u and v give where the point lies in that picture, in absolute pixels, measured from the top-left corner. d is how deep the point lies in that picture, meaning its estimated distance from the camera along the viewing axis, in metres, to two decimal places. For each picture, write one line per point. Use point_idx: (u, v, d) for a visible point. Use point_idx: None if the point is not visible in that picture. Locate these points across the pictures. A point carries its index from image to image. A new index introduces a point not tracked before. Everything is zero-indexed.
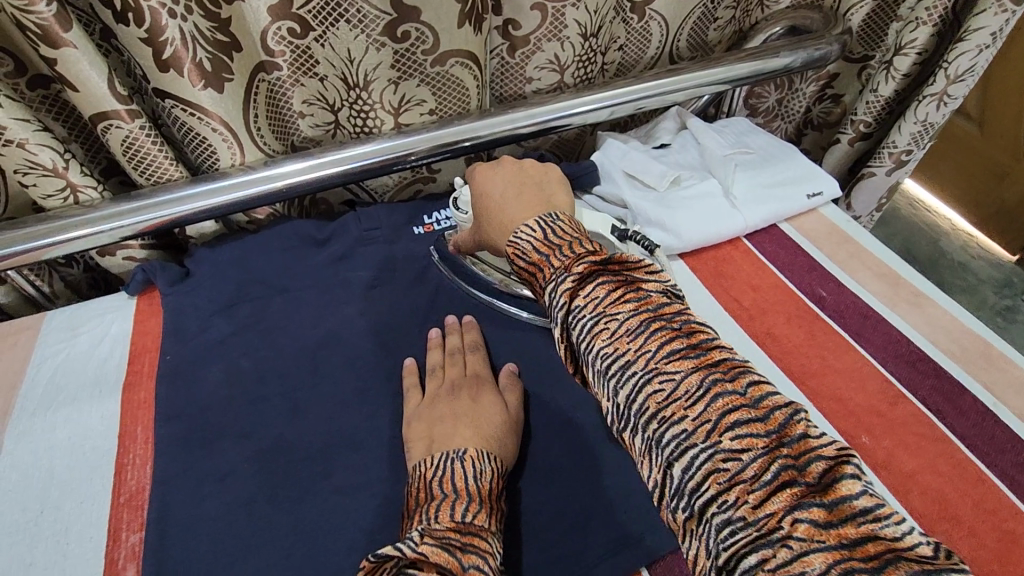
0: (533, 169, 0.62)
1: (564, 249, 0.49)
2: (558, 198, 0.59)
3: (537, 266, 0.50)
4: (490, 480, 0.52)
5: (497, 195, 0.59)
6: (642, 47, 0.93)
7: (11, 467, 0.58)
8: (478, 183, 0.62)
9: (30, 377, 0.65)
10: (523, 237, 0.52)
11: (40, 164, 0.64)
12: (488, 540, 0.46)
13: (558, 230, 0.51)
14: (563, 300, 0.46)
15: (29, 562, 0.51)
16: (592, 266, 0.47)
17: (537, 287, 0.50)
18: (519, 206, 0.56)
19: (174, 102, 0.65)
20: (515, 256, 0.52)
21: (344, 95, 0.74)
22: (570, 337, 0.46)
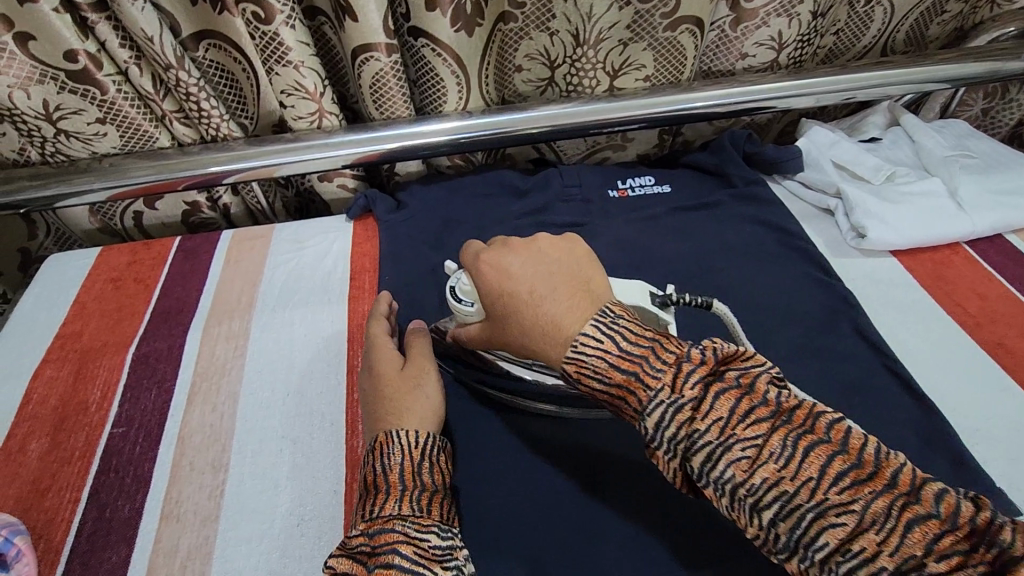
0: (551, 248, 0.51)
1: (652, 360, 0.40)
2: (597, 283, 0.48)
3: (623, 388, 0.41)
4: (403, 458, 0.47)
5: (525, 291, 0.47)
6: (858, 34, 0.88)
7: (258, 352, 0.64)
8: (495, 275, 0.50)
9: (267, 278, 0.72)
10: (589, 352, 0.42)
11: (304, 87, 0.71)
12: (400, 526, 0.43)
13: (626, 335, 0.42)
14: (679, 431, 0.38)
15: (281, 435, 0.57)
16: (703, 382, 0.39)
17: (628, 411, 0.41)
18: (562, 300, 0.45)
19: (426, 41, 0.70)
20: (585, 377, 0.42)
21: (569, 51, 0.76)
22: (688, 466, 0.38)
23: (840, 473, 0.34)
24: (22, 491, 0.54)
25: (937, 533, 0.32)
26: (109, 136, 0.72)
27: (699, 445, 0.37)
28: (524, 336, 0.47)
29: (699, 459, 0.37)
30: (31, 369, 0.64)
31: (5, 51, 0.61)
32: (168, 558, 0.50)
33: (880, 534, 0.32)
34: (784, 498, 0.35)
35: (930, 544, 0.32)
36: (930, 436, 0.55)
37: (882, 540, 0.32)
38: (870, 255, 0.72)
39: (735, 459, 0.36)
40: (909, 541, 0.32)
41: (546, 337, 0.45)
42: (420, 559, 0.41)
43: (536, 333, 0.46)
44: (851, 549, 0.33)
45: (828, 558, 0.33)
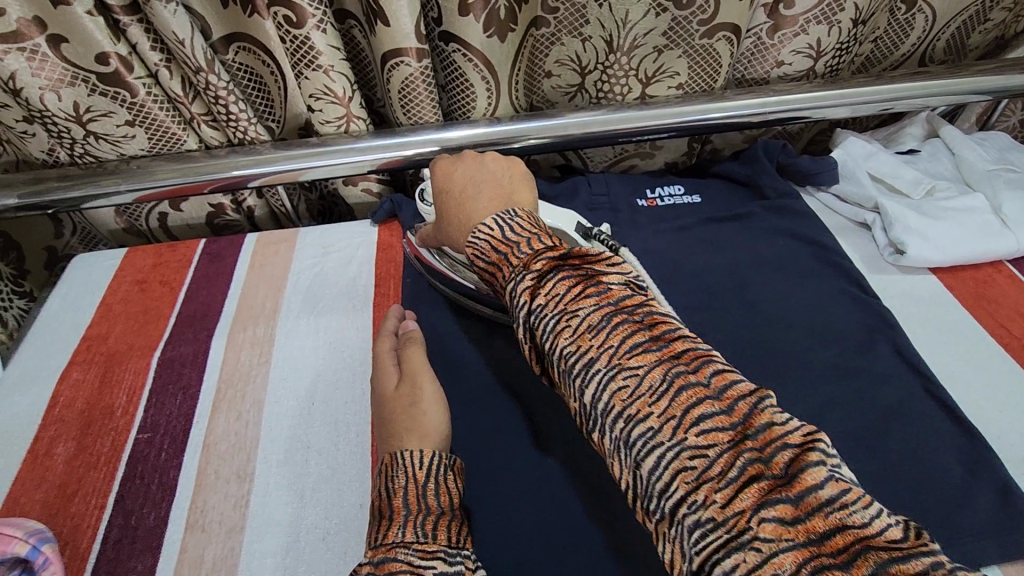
0: (495, 164, 0.57)
1: (522, 245, 0.44)
2: (521, 197, 0.54)
3: (495, 265, 0.45)
4: (405, 480, 0.47)
5: (461, 193, 0.55)
6: (897, 42, 0.85)
7: (283, 359, 0.64)
8: (442, 174, 0.58)
9: (292, 283, 0.72)
10: (481, 237, 0.46)
11: (333, 92, 0.70)
12: (403, 551, 0.41)
13: (514, 227, 0.46)
14: (522, 299, 0.41)
15: (306, 445, 0.56)
16: (551, 262, 0.41)
17: (497, 288, 0.45)
18: (482, 201, 0.52)
19: (457, 46, 0.69)
20: (474, 258, 0.47)
21: (601, 58, 0.74)
22: (536, 340, 0.41)
23: (634, 342, 0.37)
24: (49, 497, 0.54)
25: (701, 400, 0.34)
26: (138, 138, 0.71)
27: (537, 316, 0.40)
28: (450, 227, 0.55)
29: (538, 329, 0.40)
30: (58, 372, 0.64)
31: (38, 54, 0.60)
32: (194, 568, 0.49)
33: (653, 397, 0.35)
34: (585, 362, 0.37)
35: (694, 410, 0.34)
36: (975, 464, 0.53)
37: (654, 403, 0.35)
38: (908, 272, 0.70)
39: (616, 387, 0.36)
40: (675, 404, 0.34)
41: (459, 227, 0.53)
42: None
43: (455, 220, 0.54)
44: (626, 410, 0.35)
45: (610, 422, 0.36)
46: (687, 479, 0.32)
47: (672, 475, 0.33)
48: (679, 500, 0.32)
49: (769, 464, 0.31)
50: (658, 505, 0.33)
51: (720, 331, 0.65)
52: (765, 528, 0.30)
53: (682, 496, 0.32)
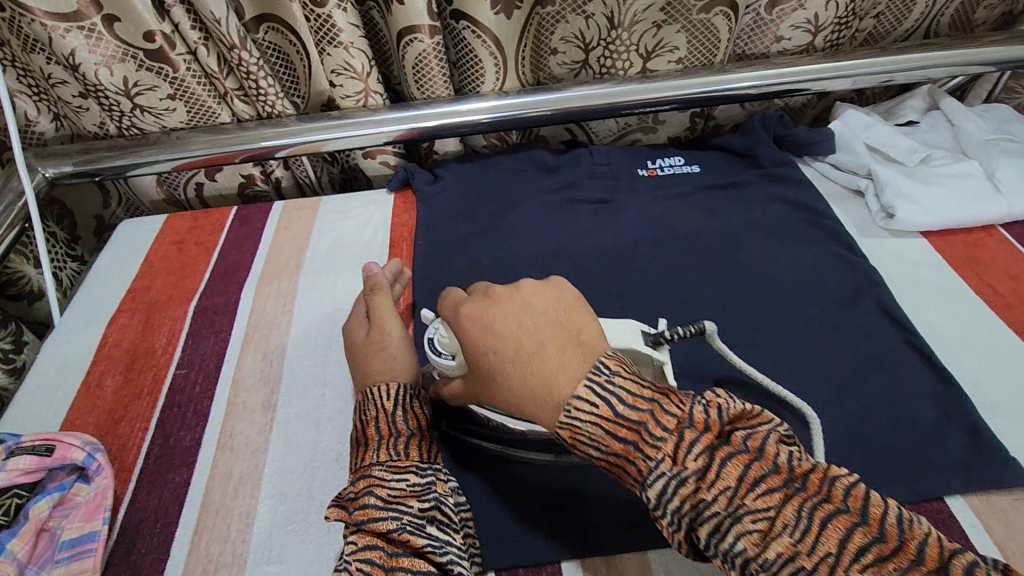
0: (534, 294, 0.48)
1: (651, 427, 0.39)
2: (588, 332, 0.46)
3: (621, 457, 0.40)
4: (376, 409, 0.52)
5: (518, 350, 0.45)
6: (900, 18, 0.87)
7: (305, 309, 0.70)
8: (476, 329, 0.47)
9: (313, 244, 0.78)
10: (583, 417, 0.41)
11: (353, 67, 0.76)
12: (376, 471, 0.47)
13: (623, 397, 0.41)
14: (683, 503, 0.37)
15: (324, 381, 0.62)
16: (703, 445, 0.38)
17: (629, 480, 0.40)
18: (555, 361, 0.43)
19: (467, 23, 0.74)
20: (581, 442, 0.41)
21: (603, 34, 0.78)
22: (695, 537, 0.37)
23: (758, 481, 0.37)
24: (100, 419, 0.61)
25: (850, 530, 0.34)
26: (177, 112, 0.78)
27: (706, 515, 0.37)
28: (516, 401, 0.44)
29: (706, 529, 0.36)
30: (107, 317, 0.71)
31: (95, 32, 0.68)
32: (223, 480, 0.55)
33: (796, 535, 0.35)
34: (721, 520, 0.36)
35: (844, 543, 0.34)
36: (945, 407, 0.56)
37: (799, 541, 0.35)
38: (899, 236, 0.72)
39: (746, 531, 0.36)
40: (828, 540, 0.34)
41: (537, 399, 0.43)
42: (394, 497, 0.45)
43: (522, 392, 0.44)
44: (769, 555, 0.35)
45: (759, 573, 0.35)
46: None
47: None
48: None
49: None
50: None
51: (708, 288, 0.69)
52: None
53: None
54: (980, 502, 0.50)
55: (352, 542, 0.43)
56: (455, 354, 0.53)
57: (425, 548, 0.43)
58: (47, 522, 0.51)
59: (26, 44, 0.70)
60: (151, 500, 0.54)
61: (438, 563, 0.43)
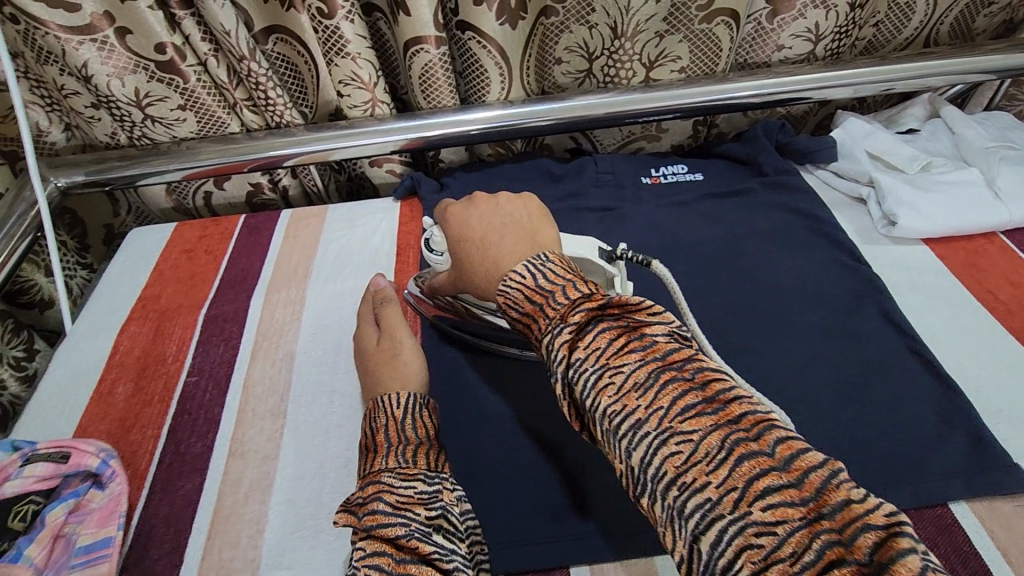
0: (510, 204, 0.57)
1: (557, 294, 0.44)
2: (544, 235, 0.53)
3: (530, 316, 0.45)
4: (387, 418, 0.53)
5: (484, 238, 0.54)
6: (900, 26, 0.88)
7: (314, 317, 0.71)
8: (458, 224, 0.58)
9: (321, 252, 0.79)
10: (512, 285, 0.46)
11: (360, 78, 0.77)
12: (384, 478, 0.47)
13: (547, 274, 0.46)
14: (560, 352, 0.41)
15: (333, 388, 0.63)
16: (591, 313, 0.41)
17: (533, 339, 0.45)
18: (504, 246, 0.52)
19: (472, 33, 0.75)
20: (508, 307, 0.47)
21: (607, 44, 0.79)
22: (570, 391, 0.40)
23: (622, 345, 0.39)
24: (112, 427, 0.62)
25: (685, 393, 0.36)
26: (187, 122, 0.80)
27: (576, 369, 0.40)
28: (474, 273, 0.55)
29: (579, 384, 0.39)
30: (118, 325, 0.72)
31: (108, 45, 0.69)
32: (234, 486, 0.56)
33: (641, 392, 0.37)
34: (591, 376, 0.39)
35: (677, 402, 0.36)
36: (948, 413, 0.56)
37: (642, 397, 0.37)
38: (901, 243, 0.73)
39: (603, 386, 0.38)
40: (667, 399, 0.36)
41: (488, 275, 0.53)
42: (402, 505, 0.45)
43: (480, 270, 0.54)
44: (611, 404, 0.38)
45: (608, 427, 0.38)
46: (676, 464, 0.34)
47: (738, 554, 0.31)
48: (670, 483, 0.34)
49: (758, 443, 0.33)
50: (651, 491, 0.35)
51: (712, 294, 0.69)
52: None
53: None
54: (982, 508, 0.51)
55: (360, 547, 0.43)
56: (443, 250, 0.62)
57: (432, 554, 0.42)
58: (63, 528, 0.52)
59: (39, 56, 0.71)
60: (163, 506, 0.55)
61: (445, 570, 0.42)
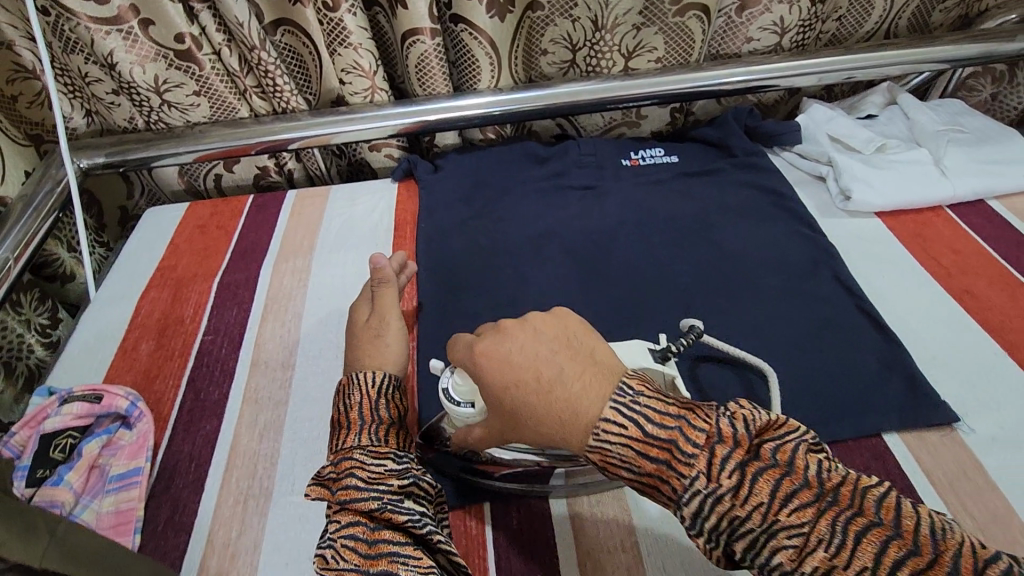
0: (546, 323, 0.46)
1: (681, 445, 0.38)
2: (606, 354, 0.45)
3: (654, 476, 0.39)
4: (361, 397, 0.56)
5: (547, 382, 0.43)
6: (861, 20, 0.95)
7: (320, 284, 0.77)
8: (496, 364, 0.45)
9: (324, 226, 0.85)
10: (614, 438, 0.40)
11: (361, 67, 0.84)
12: (355, 455, 0.50)
13: (650, 416, 0.40)
14: (718, 520, 0.36)
15: (337, 344, 0.70)
16: (737, 463, 0.37)
17: (664, 497, 0.40)
18: (583, 388, 0.42)
19: (465, 26, 0.82)
20: (612, 463, 0.41)
21: (589, 36, 0.86)
22: (730, 551, 0.37)
23: (790, 496, 0.35)
24: (137, 378, 0.68)
25: (885, 543, 0.33)
26: (201, 107, 0.86)
27: (743, 532, 0.36)
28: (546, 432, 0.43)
29: (742, 546, 0.36)
30: (138, 292, 0.78)
31: (131, 35, 0.76)
32: (249, 427, 0.62)
33: (831, 550, 0.34)
34: (757, 537, 0.35)
35: (775, 492, 0.36)
36: (888, 360, 0.63)
37: (834, 555, 0.33)
38: (857, 216, 0.80)
39: (782, 547, 0.35)
40: (860, 553, 0.33)
41: (563, 428, 0.42)
42: (373, 478, 0.48)
43: (558, 426, 0.42)
44: (804, 570, 0.34)
45: None
46: None
47: None
48: None
49: (864, 513, 0.35)
50: None
51: (683, 262, 0.76)
52: None
53: None
54: (914, 439, 0.57)
55: (335, 521, 0.47)
56: (473, 399, 0.51)
57: (405, 523, 0.45)
58: (98, 459, 0.59)
59: (68, 46, 0.78)
60: (185, 444, 0.61)
61: (420, 535, 0.46)
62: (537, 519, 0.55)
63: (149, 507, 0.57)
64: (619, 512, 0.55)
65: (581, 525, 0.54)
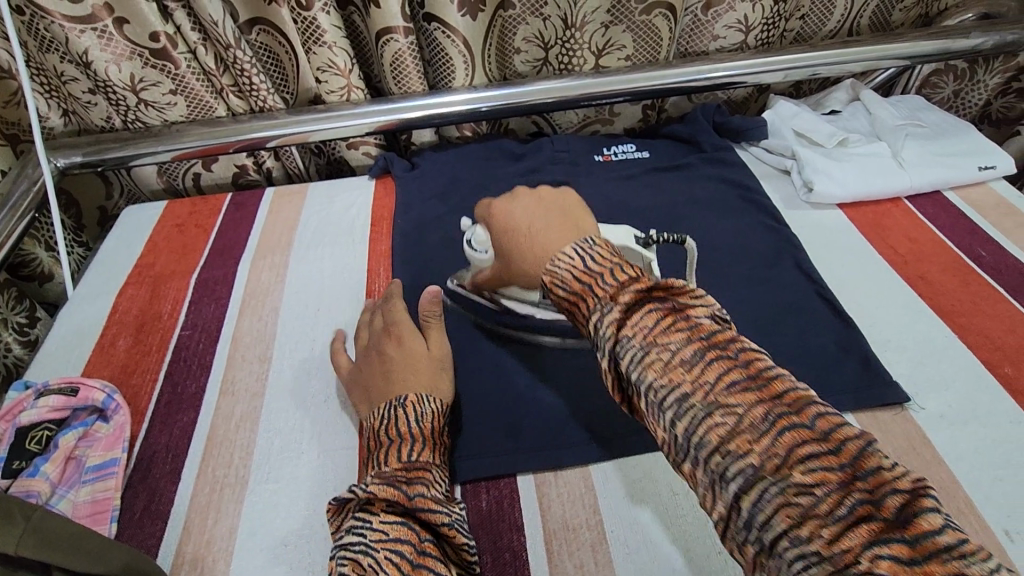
0: (556, 195, 0.56)
1: (607, 274, 0.44)
2: (588, 224, 0.53)
3: (578, 294, 0.45)
4: (435, 417, 0.56)
5: (531, 227, 0.53)
6: (824, 19, 0.98)
7: (298, 278, 0.78)
8: (501, 214, 0.56)
9: (302, 224, 0.86)
10: (563, 266, 0.46)
11: (336, 65, 0.85)
12: (431, 473, 0.51)
13: (595, 257, 0.46)
14: (609, 330, 0.42)
15: (313, 337, 0.71)
16: (638, 295, 0.42)
17: (580, 318, 0.46)
18: (553, 232, 0.51)
19: (438, 24, 0.84)
20: (554, 286, 0.47)
21: (560, 34, 0.88)
22: (620, 367, 0.41)
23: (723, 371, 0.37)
24: (114, 373, 0.69)
25: (814, 446, 0.33)
26: (178, 106, 0.87)
27: (628, 349, 0.40)
28: (519, 263, 0.54)
29: (628, 361, 0.40)
30: (116, 289, 0.79)
31: (106, 33, 0.76)
32: (226, 419, 0.63)
33: (733, 413, 0.36)
34: (643, 354, 0.39)
35: (721, 374, 0.37)
36: (845, 344, 0.66)
37: (752, 435, 0.34)
38: (819, 208, 0.83)
39: (690, 405, 0.37)
40: (807, 475, 0.32)
41: (532, 262, 0.52)
42: (442, 498, 0.50)
43: (527, 256, 0.52)
44: (714, 438, 0.35)
45: (657, 400, 0.38)
46: (720, 433, 0.35)
47: (776, 510, 0.32)
48: (714, 451, 0.35)
49: (801, 416, 0.34)
50: (693, 457, 0.36)
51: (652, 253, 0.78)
52: (880, 566, 0.29)
53: (784, 531, 0.32)
54: (867, 419, 0.60)
55: (383, 530, 0.47)
56: (488, 248, 0.65)
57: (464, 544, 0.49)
58: (75, 451, 0.60)
59: (43, 46, 0.79)
60: (163, 436, 0.62)
61: (466, 558, 0.49)
62: (504, 501, 0.56)
63: (126, 497, 0.58)
64: (583, 493, 0.56)
65: (546, 505, 0.56)
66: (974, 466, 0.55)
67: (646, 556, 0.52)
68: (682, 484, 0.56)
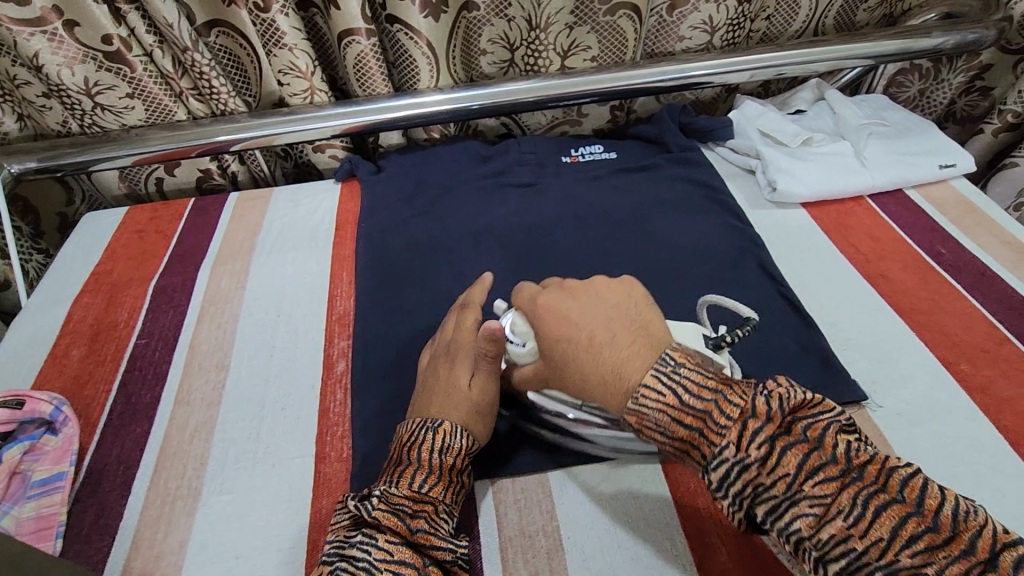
0: (608, 290, 0.54)
1: (715, 414, 0.41)
2: (655, 325, 0.50)
3: (686, 440, 0.43)
4: (459, 457, 0.53)
5: (595, 336, 0.49)
6: (789, 19, 0.98)
7: (260, 284, 0.77)
8: (552, 318, 0.52)
9: (264, 229, 0.85)
10: (651, 404, 0.44)
11: (298, 67, 0.84)
12: (438, 510, 0.49)
13: (688, 387, 0.43)
14: (742, 486, 0.39)
15: (272, 344, 0.70)
16: (767, 437, 0.39)
17: (695, 464, 0.43)
18: (624, 345, 0.48)
19: (401, 26, 0.83)
20: (647, 427, 0.45)
21: (525, 35, 0.88)
22: (749, 513, 0.39)
23: (815, 470, 0.37)
24: (66, 384, 0.67)
25: (905, 519, 0.35)
26: (136, 110, 0.85)
27: (763, 497, 0.38)
28: (588, 385, 0.49)
29: (762, 508, 0.38)
30: (71, 298, 0.77)
31: (57, 36, 0.75)
32: (181, 429, 0.62)
33: (849, 520, 0.36)
34: (777, 502, 0.38)
35: (802, 464, 0.38)
36: (806, 344, 0.66)
37: (852, 525, 0.35)
38: (783, 207, 0.83)
39: (802, 514, 0.37)
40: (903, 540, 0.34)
41: (605, 385, 0.48)
42: (445, 536, 0.48)
43: (597, 378, 0.48)
44: (823, 536, 0.36)
45: (812, 551, 0.36)
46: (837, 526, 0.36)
47: None
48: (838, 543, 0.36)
49: (889, 490, 0.36)
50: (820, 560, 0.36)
51: (618, 254, 0.78)
52: None
53: None
54: None
55: (386, 551, 0.45)
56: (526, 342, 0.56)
57: None
58: (20, 466, 0.59)
59: None
60: (114, 447, 0.61)
61: None
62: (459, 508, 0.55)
63: (74, 511, 0.56)
64: (540, 498, 0.56)
65: (503, 510, 0.55)
66: (929, 464, 0.56)
67: (602, 561, 0.52)
68: (640, 488, 0.56)
